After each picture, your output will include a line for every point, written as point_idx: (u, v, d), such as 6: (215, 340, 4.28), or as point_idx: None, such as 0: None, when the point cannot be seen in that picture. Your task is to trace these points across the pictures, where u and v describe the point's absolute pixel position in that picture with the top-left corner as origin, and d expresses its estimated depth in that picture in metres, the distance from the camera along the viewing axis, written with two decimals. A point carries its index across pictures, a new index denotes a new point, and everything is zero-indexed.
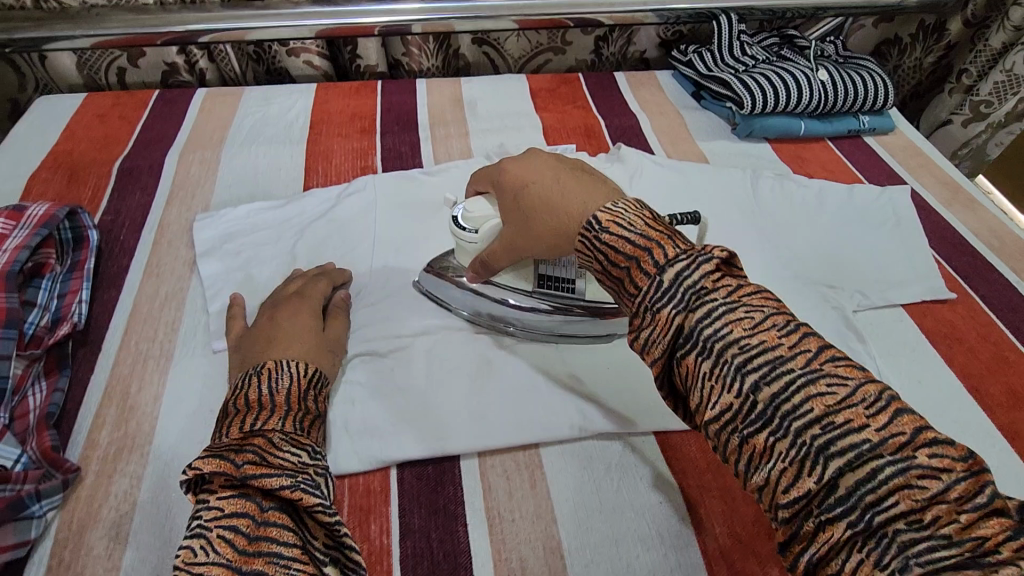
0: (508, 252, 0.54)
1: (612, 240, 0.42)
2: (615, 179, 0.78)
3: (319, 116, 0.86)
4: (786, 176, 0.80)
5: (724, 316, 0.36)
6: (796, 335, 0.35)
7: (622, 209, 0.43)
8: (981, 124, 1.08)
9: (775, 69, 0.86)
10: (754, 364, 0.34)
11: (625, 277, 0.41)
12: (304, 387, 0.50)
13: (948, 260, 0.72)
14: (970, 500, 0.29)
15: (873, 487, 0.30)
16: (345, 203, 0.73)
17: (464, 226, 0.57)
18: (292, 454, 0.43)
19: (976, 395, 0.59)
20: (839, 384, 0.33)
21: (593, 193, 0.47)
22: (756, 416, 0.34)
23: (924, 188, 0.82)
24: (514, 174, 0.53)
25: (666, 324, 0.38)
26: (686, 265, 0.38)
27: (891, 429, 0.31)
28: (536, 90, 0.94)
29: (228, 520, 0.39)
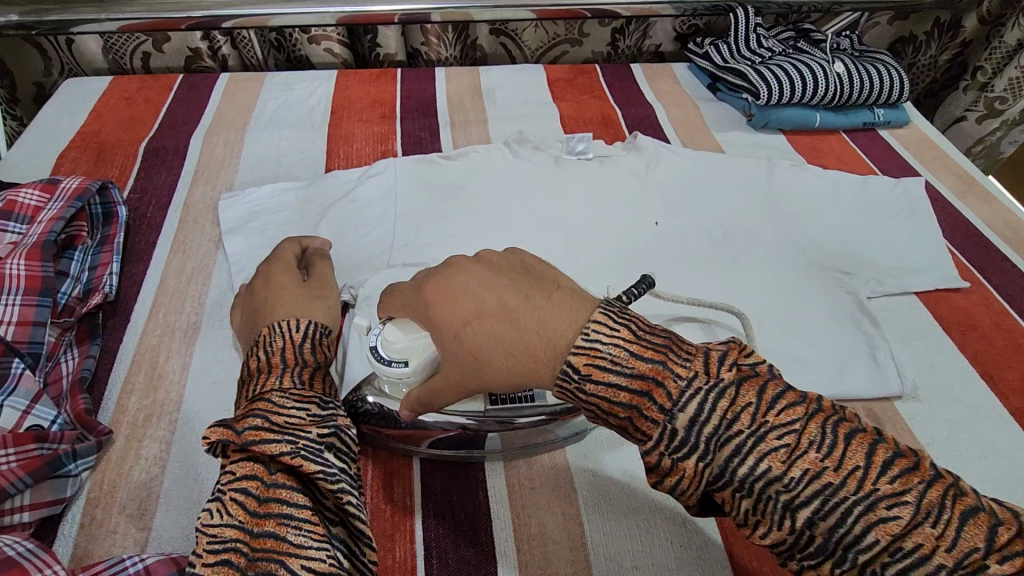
0: (448, 394, 0.42)
1: (598, 388, 0.36)
2: (632, 167, 0.79)
3: (340, 101, 0.88)
4: (802, 166, 0.81)
5: (755, 450, 0.33)
6: (835, 451, 0.32)
7: (597, 340, 0.36)
8: (995, 121, 1.08)
9: (792, 61, 0.87)
10: (724, 441, 0.34)
11: (628, 426, 0.37)
12: (300, 340, 0.48)
13: (962, 251, 0.73)
14: (940, 520, 0.31)
15: (849, 525, 0.31)
16: (366, 184, 0.74)
17: (387, 358, 0.43)
18: (295, 414, 0.42)
19: (990, 380, 0.59)
20: (788, 435, 0.33)
21: (559, 311, 0.39)
22: (814, 546, 0.33)
23: (938, 180, 0.82)
24: (445, 295, 0.41)
25: (692, 475, 0.35)
26: (695, 403, 0.34)
27: (848, 466, 0.32)
28: (553, 80, 0.95)
29: (240, 483, 0.39)
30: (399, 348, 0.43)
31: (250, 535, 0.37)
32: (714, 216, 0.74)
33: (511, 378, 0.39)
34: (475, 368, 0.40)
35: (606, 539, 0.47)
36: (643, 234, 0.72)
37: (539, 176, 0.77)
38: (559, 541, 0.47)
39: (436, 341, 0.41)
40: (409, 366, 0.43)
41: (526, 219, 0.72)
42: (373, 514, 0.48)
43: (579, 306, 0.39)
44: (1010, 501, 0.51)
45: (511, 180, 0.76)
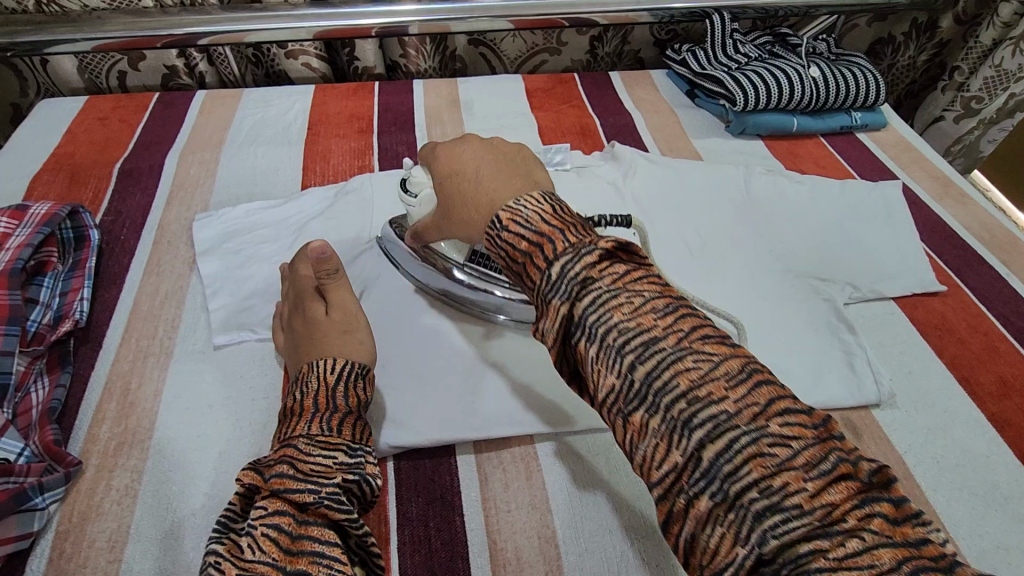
0: (435, 231, 0.51)
1: (511, 239, 0.39)
2: (610, 178, 0.79)
3: (317, 117, 0.87)
4: (778, 172, 0.81)
5: (673, 366, 0.32)
6: (744, 387, 0.31)
7: (523, 205, 0.39)
8: (973, 121, 1.08)
9: (768, 66, 0.87)
10: (696, 419, 0.31)
11: (522, 272, 0.38)
12: (333, 384, 0.49)
13: (938, 253, 0.73)
14: (821, 471, 0.28)
15: (730, 457, 0.29)
16: (343, 202, 0.74)
17: (408, 191, 0.54)
18: (323, 459, 0.43)
19: (967, 385, 0.59)
20: (704, 359, 0.32)
21: (513, 187, 0.42)
22: (699, 473, 0.30)
23: (915, 182, 0.82)
24: (447, 154, 0.47)
25: (598, 366, 0.34)
26: (572, 258, 0.36)
27: (749, 400, 0.31)
28: (531, 90, 0.95)
29: (271, 519, 0.40)
30: (416, 184, 0.53)
31: (283, 572, 0.37)
32: (692, 224, 0.75)
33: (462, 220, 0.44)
34: (444, 210, 0.47)
35: (582, 561, 0.47)
36: None
37: None
38: (535, 565, 0.46)
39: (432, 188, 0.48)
40: (418, 199, 0.53)
41: None
42: None
43: (531, 188, 0.42)
44: (986, 508, 0.51)
45: None
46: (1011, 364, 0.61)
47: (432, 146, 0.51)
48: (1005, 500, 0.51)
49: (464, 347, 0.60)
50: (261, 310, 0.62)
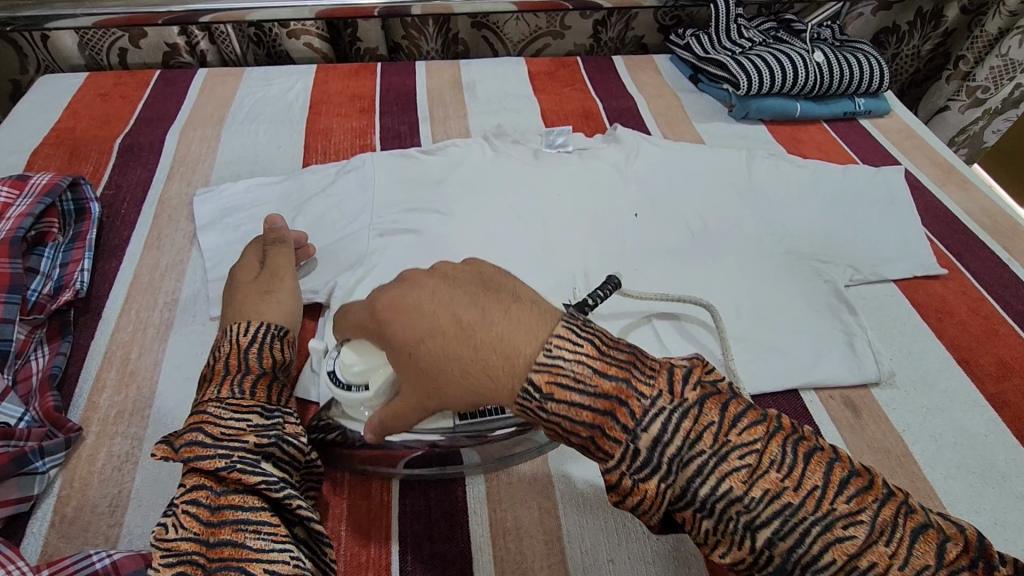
0: (409, 411, 0.41)
1: (560, 406, 0.36)
2: (612, 161, 0.79)
3: (318, 96, 0.87)
4: (780, 156, 0.81)
5: (719, 471, 0.34)
6: (794, 471, 0.34)
7: (561, 361, 0.36)
8: (978, 111, 1.07)
9: (772, 51, 0.87)
10: (764, 520, 0.34)
11: (589, 443, 0.37)
12: (244, 348, 0.48)
13: (940, 238, 0.73)
14: (893, 538, 0.33)
15: (807, 547, 0.33)
16: (345, 179, 0.74)
17: (347, 382, 0.44)
18: (234, 421, 0.42)
19: (967, 366, 0.59)
20: (749, 455, 0.34)
21: (516, 327, 0.38)
22: (772, 568, 0.34)
23: (918, 168, 0.82)
24: (397, 311, 0.40)
25: (654, 496, 0.35)
26: (662, 421, 0.35)
27: (806, 486, 0.34)
28: (534, 73, 0.94)
29: (191, 494, 0.39)
30: (357, 371, 0.43)
31: (206, 545, 0.37)
32: (693, 206, 0.74)
33: (470, 392, 0.38)
34: (433, 385, 0.39)
35: (582, 532, 0.47)
36: (622, 227, 0.72)
37: (519, 171, 0.77)
38: (534, 534, 0.47)
39: (392, 355, 0.41)
40: (369, 388, 0.44)
41: (506, 214, 0.72)
42: (348, 509, 0.48)
43: (542, 322, 0.38)
44: (984, 486, 0.51)
45: (491, 175, 0.76)
46: (1010, 347, 0.61)
47: (372, 294, 0.44)
48: (1003, 478, 0.52)
49: None
50: None
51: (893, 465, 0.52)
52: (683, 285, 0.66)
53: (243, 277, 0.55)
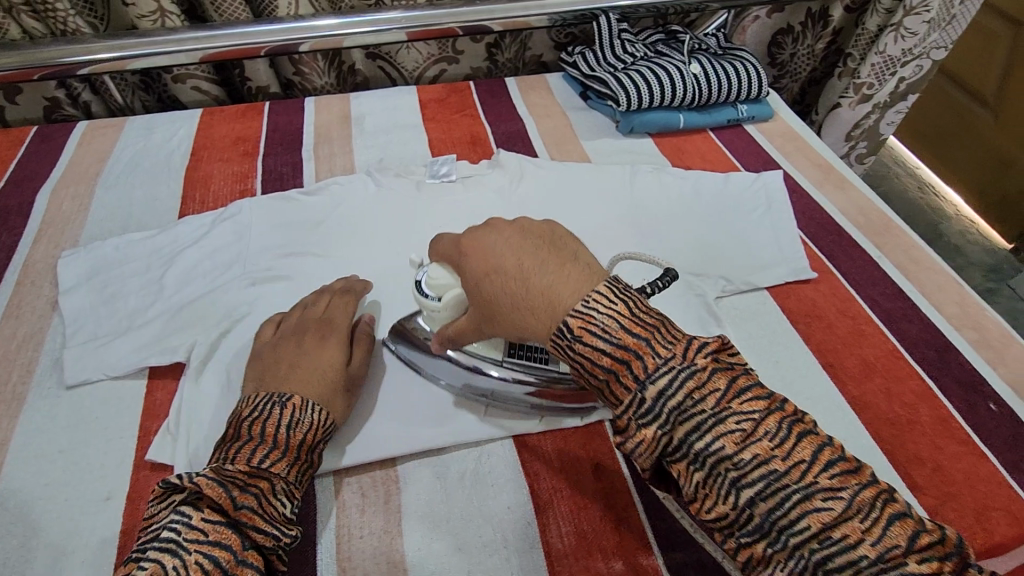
0: (472, 331, 0.48)
1: (587, 350, 0.39)
2: (496, 187, 0.79)
3: (201, 142, 0.86)
4: (663, 169, 0.82)
5: (714, 429, 0.36)
6: (788, 443, 0.35)
7: (595, 309, 0.39)
8: (869, 105, 1.09)
9: (652, 64, 0.88)
10: (750, 480, 0.35)
11: (604, 387, 0.39)
12: (316, 441, 0.50)
13: (814, 240, 0.74)
14: (870, 517, 0.34)
15: (787, 512, 0.34)
16: (220, 229, 0.73)
17: (429, 293, 0.51)
18: (285, 509, 0.45)
19: (831, 370, 0.60)
20: (746, 421, 0.36)
21: (567, 280, 0.41)
22: (751, 526, 0.35)
23: (797, 170, 0.84)
24: (474, 247, 0.45)
25: (651, 441, 0.38)
26: (668, 379, 0.37)
27: (794, 456, 0.35)
28: (424, 101, 0.94)
29: (208, 548, 0.39)
30: (440, 285, 0.50)
31: None
32: (574, 228, 0.75)
33: (515, 326, 0.43)
34: (489, 309, 0.44)
35: None
36: None
37: (401, 205, 0.77)
38: None
39: (465, 284, 0.46)
40: (441, 301, 0.51)
41: (385, 250, 0.72)
42: None
43: (590, 277, 0.41)
44: None
45: (373, 212, 0.76)
46: (873, 346, 0.62)
47: (453, 239, 0.49)
48: None
49: None
50: (118, 346, 0.60)
51: None
52: None
53: (328, 357, 0.55)
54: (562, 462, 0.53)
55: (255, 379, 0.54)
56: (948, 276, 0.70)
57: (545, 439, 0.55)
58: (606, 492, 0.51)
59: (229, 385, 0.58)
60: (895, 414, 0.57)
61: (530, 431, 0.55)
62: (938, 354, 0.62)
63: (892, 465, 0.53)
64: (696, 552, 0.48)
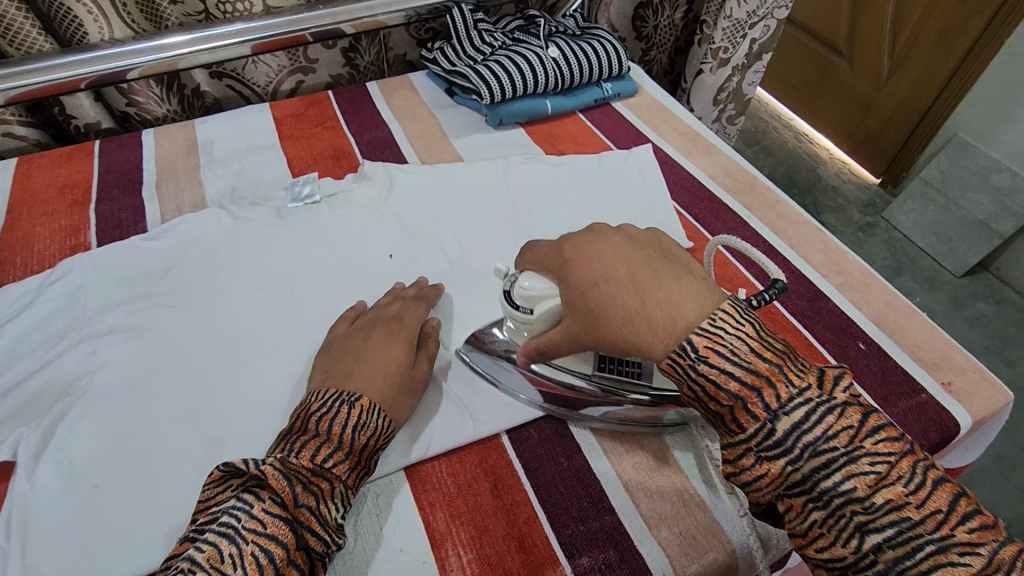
0: (567, 339, 0.48)
1: (712, 371, 0.40)
2: (367, 201, 0.75)
3: (19, 197, 0.75)
4: (537, 158, 0.81)
5: (847, 470, 0.36)
6: (924, 491, 0.36)
7: (720, 332, 0.40)
8: (728, 68, 1.13)
9: (511, 52, 0.86)
10: (878, 525, 0.36)
11: (726, 413, 0.40)
12: (375, 447, 0.48)
13: (688, 208, 0.75)
14: (1008, 575, 0.34)
15: (917, 563, 0.35)
16: (46, 295, 0.63)
17: (519, 304, 0.51)
18: (337, 513, 0.44)
19: None
20: (881, 463, 0.36)
21: (684, 291, 0.43)
22: (875, 573, 0.36)
23: (666, 141, 0.85)
24: (584, 256, 0.47)
25: (775, 475, 0.38)
26: (806, 411, 0.38)
27: (931, 507, 0.36)
28: (280, 118, 0.88)
29: (265, 541, 0.39)
30: (533, 295, 0.50)
31: None
32: (452, 233, 0.72)
33: (624, 339, 0.44)
34: (594, 318, 0.45)
35: None
36: (376, 274, 0.68)
37: (262, 235, 0.70)
38: None
39: (567, 292, 0.47)
40: (534, 314, 0.50)
41: (248, 288, 0.66)
42: None
43: (707, 295, 0.43)
44: None
45: (231, 247, 0.69)
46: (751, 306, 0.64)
47: (552, 245, 0.51)
48: None
49: (198, 437, 0.54)
50: None
51: (650, 464, 0.52)
52: (448, 323, 0.63)
53: (391, 353, 0.54)
54: (458, 485, 0.50)
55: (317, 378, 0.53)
56: (812, 226, 0.73)
57: (437, 464, 0.52)
58: (507, 509, 0.49)
59: (71, 476, 0.50)
60: None
61: (422, 458, 0.52)
62: (809, 303, 0.64)
63: None
64: (601, 552, 0.47)
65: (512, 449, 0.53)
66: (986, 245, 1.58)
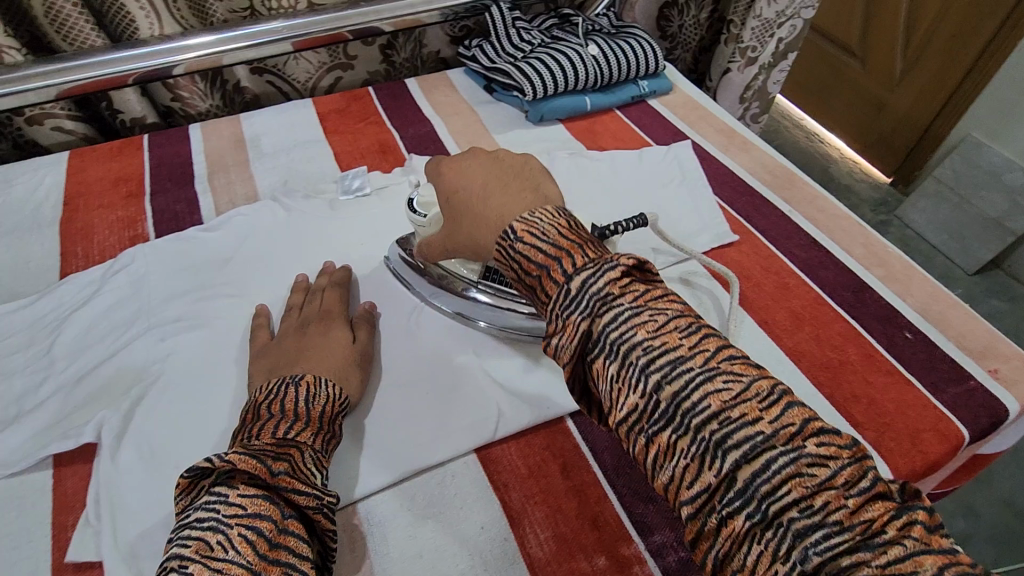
0: (442, 247, 0.55)
1: (526, 248, 0.43)
2: (414, 194, 0.76)
3: (74, 189, 0.76)
4: (580, 153, 0.82)
5: (632, 319, 0.38)
6: (696, 335, 0.37)
7: (537, 218, 0.45)
8: (756, 67, 1.15)
9: (551, 50, 0.88)
10: (657, 364, 0.36)
11: (538, 285, 0.43)
12: (335, 411, 0.50)
13: (730, 203, 0.77)
14: (773, 401, 0.34)
15: (691, 394, 0.35)
16: (110, 284, 0.65)
17: (418, 209, 0.58)
18: (315, 477, 0.44)
19: (766, 327, 0.63)
20: (660, 313, 0.38)
21: (521, 199, 0.47)
22: (659, 412, 0.36)
23: (704, 138, 0.87)
24: (452, 171, 0.52)
25: (575, 332, 0.39)
26: (592, 273, 0.40)
27: (783, 421, 0.33)
28: (323, 113, 0.89)
29: (250, 520, 0.38)
30: (429, 202, 0.58)
31: None
32: None
33: (470, 241, 0.50)
34: (456, 223, 0.51)
35: None
36: None
37: (316, 227, 0.72)
38: None
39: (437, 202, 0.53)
40: (426, 219, 0.57)
41: (307, 278, 0.67)
42: None
43: (544, 202, 0.47)
44: None
45: (287, 239, 0.71)
46: (799, 297, 0.66)
47: (434, 162, 0.56)
48: None
49: None
50: (9, 440, 0.52)
51: None
52: None
53: (328, 341, 0.56)
54: (529, 467, 0.52)
55: (261, 370, 0.54)
56: (851, 219, 0.75)
57: (508, 447, 0.53)
58: (578, 489, 0.50)
59: (151, 458, 0.52)
60: (828, 359, 0.60)
61: (492, 441, 0.53)
62: (855, 295, 0.66)
63: (833, 407, 0.56)
64: (672, 532, 0.48)
65: (577, 432, 0.55)
66: (1000, 242, 1.59)
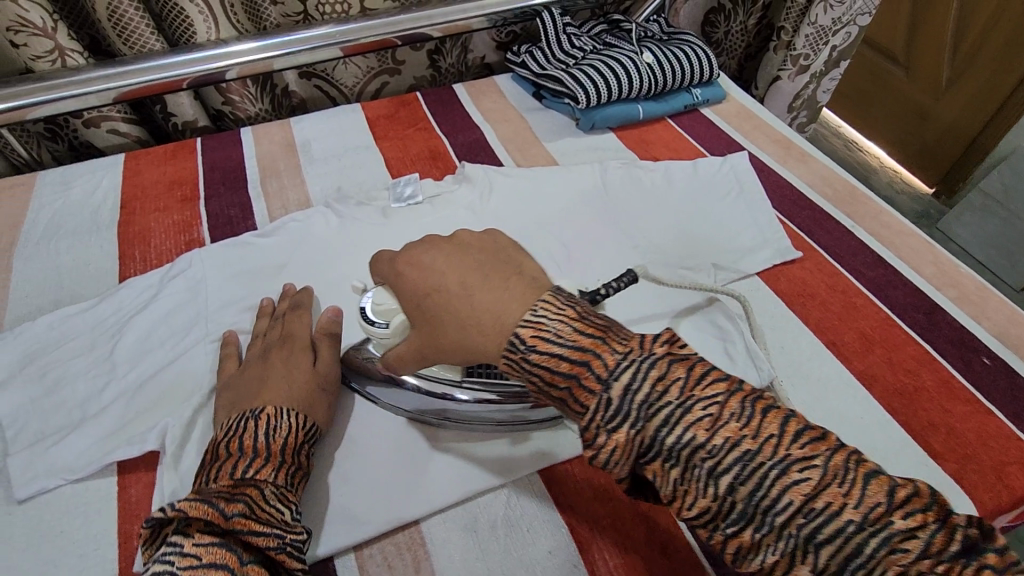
0: (415, 356, 0.48)
1: (543, 358, 0.38)
2: (465, 203, 0.75)
3: (131, 192, 0.77)
4: (633, 163, 0.81)
5: (684, 419, 0.34)
6: (755, 420, 0.34)
7: (544, 317, 0.39)
8: (807, 75, 1.13)
9: (604, 57, 0.86)
10: (724, 465, 0.33)
11: (567, 397, 0.38)
12: (301, 439, 0.49)
13: (790, 217, 0.75)
14: (847, 479, 0.31)
15: (767, 491, 0.32)
16: (168, 289, 0.65)
17: (374, 319, 0.51)
18: (279, 513, 0.43)
19: (833, 348, 0.61)
20: (711, 405, 0.34)
21: (517, 298, 0.42)
22: (735, 513, 0.33)
23: (760, 149, 0.85)
24: (413, 268, 0.48)
25: (625, 444, 0.35)
26: (630, 373, 0.35)
27: (867, 500, 0.31)
28: (372, 119, 0.89)
29: (204, 570, 0.37)
30: (387, 309, 0.51)
31: None
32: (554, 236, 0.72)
33: (464, 342, 0.43)
34: (434, 328, 0.46)
35: None
36: None
37: (369, 236, 0.71)
38: None
39: (405, 306, 0.48)
40: (390, 327, 0.50)
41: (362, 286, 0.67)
42: None
43: (535, 291, 0.43)
44: None
45: (340, 247, 0.70)
46: (868, 317, 0.63)
47: (387, 259, 0.52)
48: (882, 459, 0.52)
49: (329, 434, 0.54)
50: (75, 445, 0.52)
51: None
52: None
53: (292, 367, 0.54)
54: (594, 489, 0.51)
55: (226, 407, 0.52)
56: (919, 237, 0.72)
57: (571, 467, 0.52)
58: (647, 514, 0.49)
59: None
60: (902, 384, 0.58)
61: (556, 461, 0.52)
62: (927, 316, 0.64)
63: (910, 435, 0.54)
64: None
65: None
66: None
